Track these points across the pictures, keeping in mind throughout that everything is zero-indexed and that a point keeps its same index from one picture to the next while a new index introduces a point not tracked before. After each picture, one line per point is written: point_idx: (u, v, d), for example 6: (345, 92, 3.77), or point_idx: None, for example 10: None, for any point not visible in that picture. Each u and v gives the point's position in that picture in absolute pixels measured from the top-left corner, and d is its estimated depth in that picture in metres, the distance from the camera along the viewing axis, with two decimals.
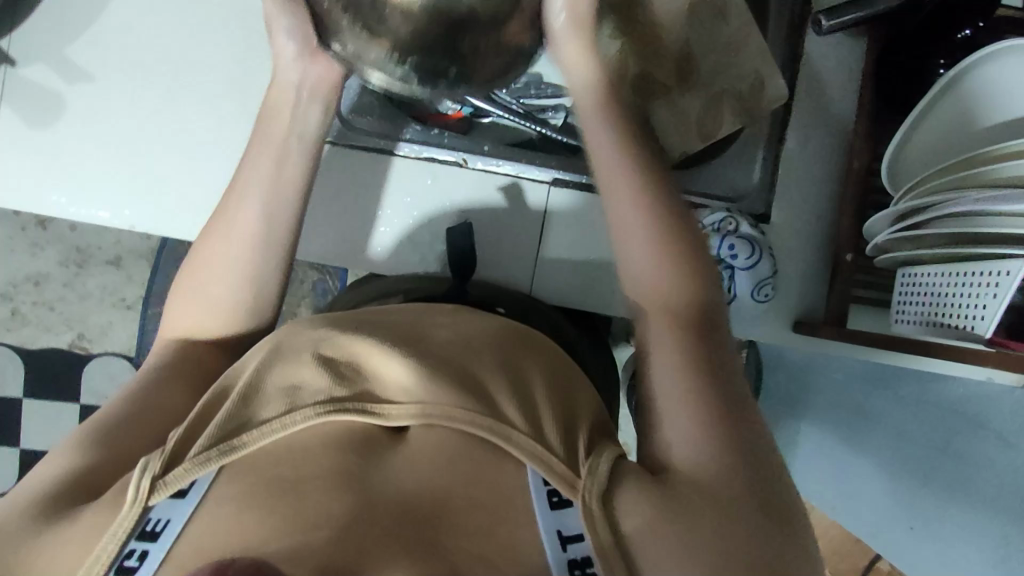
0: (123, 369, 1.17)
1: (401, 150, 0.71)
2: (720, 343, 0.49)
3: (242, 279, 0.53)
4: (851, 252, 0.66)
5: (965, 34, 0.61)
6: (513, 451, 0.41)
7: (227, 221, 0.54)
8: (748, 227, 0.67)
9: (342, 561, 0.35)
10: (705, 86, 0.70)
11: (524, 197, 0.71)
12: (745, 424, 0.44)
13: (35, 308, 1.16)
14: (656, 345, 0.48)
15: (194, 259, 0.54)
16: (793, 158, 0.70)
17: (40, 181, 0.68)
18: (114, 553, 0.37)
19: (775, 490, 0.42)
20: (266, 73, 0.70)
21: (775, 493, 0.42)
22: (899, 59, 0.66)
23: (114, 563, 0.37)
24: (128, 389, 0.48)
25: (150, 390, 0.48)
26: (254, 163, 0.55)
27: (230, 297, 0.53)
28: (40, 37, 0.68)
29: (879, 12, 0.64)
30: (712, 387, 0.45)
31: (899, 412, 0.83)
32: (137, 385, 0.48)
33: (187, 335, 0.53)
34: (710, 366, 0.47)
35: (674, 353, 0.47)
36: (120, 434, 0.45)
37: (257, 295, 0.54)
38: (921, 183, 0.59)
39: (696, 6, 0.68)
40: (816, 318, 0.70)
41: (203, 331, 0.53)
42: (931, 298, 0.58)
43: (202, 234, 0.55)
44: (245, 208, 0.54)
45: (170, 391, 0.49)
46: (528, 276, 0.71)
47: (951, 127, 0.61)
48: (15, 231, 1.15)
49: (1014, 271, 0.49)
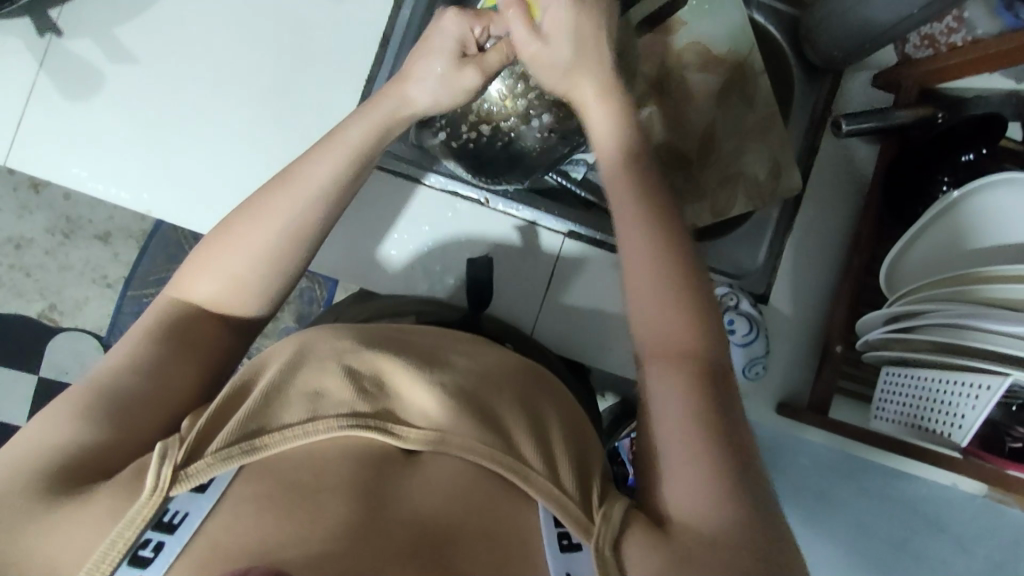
0: (90, 347, 1.14)
1: (429, 179, 0.72)
2: (729, 398, 0.47)
3: (270, 275, 0.52)
4: (842, 344, 0.69)
5: (967, 158, 0.67)
6: (529, 491, 0.42)
7: (258, 218, 0.52)
8: (748, 305, 0.69)
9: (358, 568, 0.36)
10: (725, 165, 0.74)
11: (537, 240, 0.73)
12: (753, 471, 0.44)
13: (10, 272, 1.14)
14: (665, 405, 0.46)
15: (218, 242, 0.52)
16: (799, 246, 0.74)
17: (66, 151, 0.68)
18: (128, 542, 0.37)
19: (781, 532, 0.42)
20: (308, 85, 0.71)
21: (781, 534, 0.42)
22: (909, 170, 0.69)
23: (129, 552, 0.37)
24: (132, 360, 0.47)
25: (159, 368, 0.47)
26: (316, 161, 0.54)
27: (257, 286, 0.52)
28: (93, 13, 0.69)
29: (893, 124, 0.70)
30: (724, 437, 0.44)
31: (864, 503, 0.86)
32: (142, 359, 0.47)
33: (212, 307, 0.52)
34: (719, 415, 0.45)
35: (677, 402, 0.46)
36: (124, 417, 0.44)
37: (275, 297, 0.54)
38: (913, 293, 0.62)
39: (727, 91, 0.74)
40: (800, 401, 0.73)
41: (228, 304, 0.52)
42: (911, 402, 0.61)
43: (226, 221, 0.53)
44: (280, 207, 0.52)
45: (180, 362, 0.49)
46: (532, 318, 0.73)
47: (946, 244, 0.64)
48: (7, 191, 1.13)
49: (993, 388, 0.51)
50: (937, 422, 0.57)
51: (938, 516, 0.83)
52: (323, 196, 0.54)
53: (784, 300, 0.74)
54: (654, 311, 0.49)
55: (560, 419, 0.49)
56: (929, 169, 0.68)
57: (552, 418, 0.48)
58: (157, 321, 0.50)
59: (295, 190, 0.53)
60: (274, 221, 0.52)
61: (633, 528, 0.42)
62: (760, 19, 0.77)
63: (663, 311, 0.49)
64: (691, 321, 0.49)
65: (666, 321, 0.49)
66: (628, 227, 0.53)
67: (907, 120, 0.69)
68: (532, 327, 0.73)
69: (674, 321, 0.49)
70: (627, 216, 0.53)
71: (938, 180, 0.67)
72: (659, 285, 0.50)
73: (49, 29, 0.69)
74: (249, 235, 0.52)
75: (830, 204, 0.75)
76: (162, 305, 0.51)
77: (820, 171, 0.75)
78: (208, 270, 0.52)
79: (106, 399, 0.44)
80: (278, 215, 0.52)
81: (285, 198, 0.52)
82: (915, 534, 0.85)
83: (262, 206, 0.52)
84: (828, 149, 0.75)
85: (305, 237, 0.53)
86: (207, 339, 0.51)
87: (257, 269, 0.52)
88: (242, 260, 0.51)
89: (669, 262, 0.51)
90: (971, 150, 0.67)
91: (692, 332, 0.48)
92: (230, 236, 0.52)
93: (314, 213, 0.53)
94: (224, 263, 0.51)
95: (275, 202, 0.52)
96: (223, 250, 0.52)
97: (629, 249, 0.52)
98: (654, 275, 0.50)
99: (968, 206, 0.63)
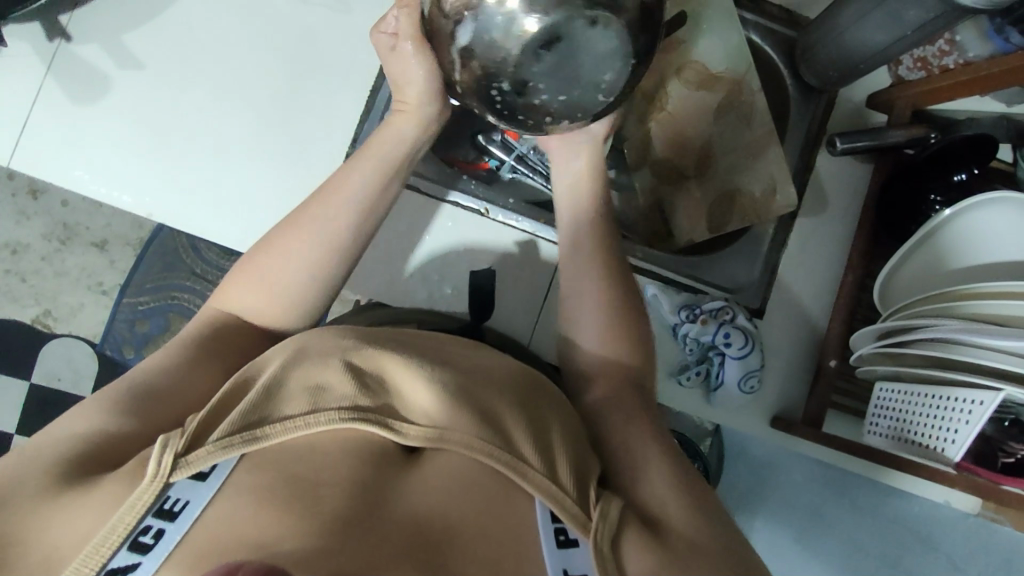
0: (84, 354, 1.13)
1: (453, 198, 0.73)
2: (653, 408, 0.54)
3: (311, 283, 0.54)
4: (836, 359, 0.70)
5: (960, 177, 0.68)
6: (528, 488, 0.42)
7: (300, 225, 0.54)
8: (744, 320, 0.70)
9: (356, 565, 0.36)
10: (720, 181, 0.76)
11: (537, 254, 0.73)
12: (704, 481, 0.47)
13: (7, 278, 1.14)
14: (597, 418, 0.53)
15: (262, 252, 0.54)
16: (792, 260, 0.75)
17: (71, 155, 0.69)
18: (129, 527, 0.37)
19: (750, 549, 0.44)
20: (313, 93, 0.72)
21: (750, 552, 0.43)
22: (905, 187, 0.71)
23: (129, 537, 0.37)
24: (157, 359, 0.48)
25: (174, 364, 0.48)
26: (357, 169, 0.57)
27: (298, 291, 0.54)
28: (100, 20, 0.70)
29: (887, 142, 0.71)
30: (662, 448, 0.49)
31: (855, 521, 0.86)
32: (163, 357, 0.48)
33: (257, 318, 0.54)
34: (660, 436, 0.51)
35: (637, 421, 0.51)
36: (137, 408, 0.44)
37: (314, 300, 0.55)
38: (905, 308, 0.63)
39: (725, 106, 0.75)
40: (795, 415, 0.73)
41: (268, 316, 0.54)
42: (904, 415, 0.61)
43: (270, 233, 0.55)
44: (319, 211, 0.54)
45: (202, 367, 0.49)
46: (529, 328, 0.73)
47: (938, 263, 0.65)
48: (6, 196, 1.13)
49: (987, 402, 0.51)
50: (927, 435, 0.57)
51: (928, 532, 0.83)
52: (359, 199, 0.56)
53: (781, 313, 0.74)
54: (593, 339, 0.57)
55: (561, 420, 0.49)
56: (921, 188, 0.69)
57: (551, 419, 0.48)
58: (200, 329, 0.52)
59: (334, 201, 0.55)
60: (313, 230, 0.54)
61: (628, 531, 0.41)
62: (756, 39, 0.79)
63: (597, 343, 0.57)
64: (620, 352, 0.56)
65: (603, 349, 0.57)
66: (575, 260, 0.61)
67: (901, 140, 0.71)
68: (530, 337, 0.73)
69: (611, 354, 0.56)
70: (577, 253, 0.61)
71: (930, 199, 0.69)
72: (602, 320, 0.57)
73: (58, 34, 0.70)
74: (295, 244, 0.53)
75: (827, 221, 0.76)
76: (206, 318, 0.53)
77: (816, 185, 0.76)
78: (254, 282, 0.53)
79: (123, 390, 0.45)
80: (317, 218, 0.54)
81: (321, 212, 0.55)
82: (909, 551, 0.85)
83: (304, 215, 0.54)
84: (824, 165, 0.76)
85: (343, 244, 0.55)
86: (236, 335, 0.52)
87: (303, 278, 0.53)
88: (285, 268, 0.53)
89: (611, 303, 0.58)
90: (964, 170, 0.68)
91: (621, 359, 0.56)
92: (275, 244, 0.54)
93: (347, 219, 0.55)
94: (267, 273, 0.53)
95: (314, 210, 0.55)
96: (269, 261, 0.53)
97: (575, 282, 0.60)
98: (597, 306, 0.58)
99: (964, 223, 0.64)
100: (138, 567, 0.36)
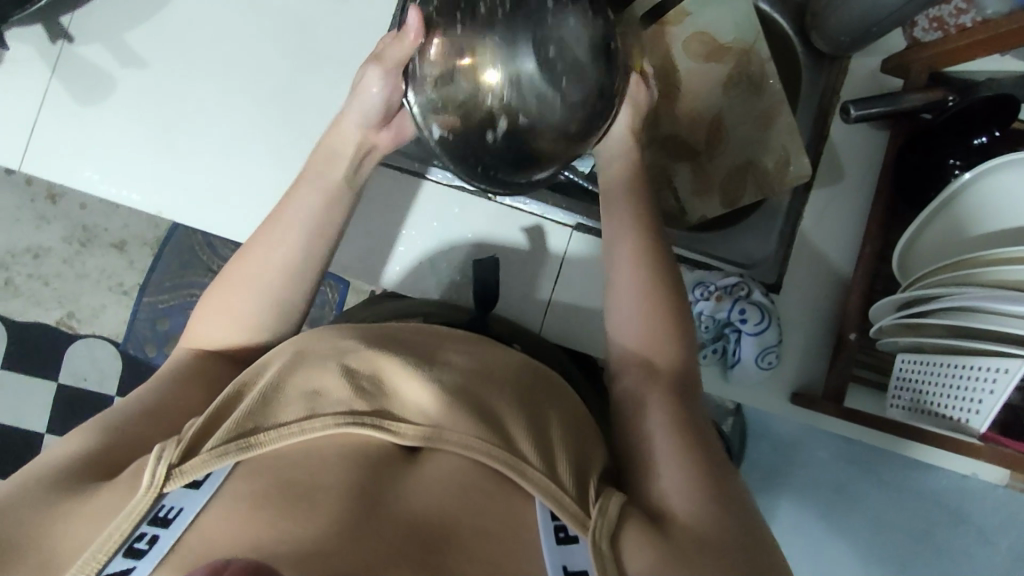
0: (107, 353, 1.15)
1: (433, 175, 0.72)
2: (695, 409, 0.51)
3: (271, 306, 0.55)
4: (855, 332, 0.69)
5: (981, 140, 0.65)
6: (525, 485, 0.41)
7: (261, 251, 0.55)
8: (760, 295, 0.69)
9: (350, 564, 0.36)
10: (736, 153, 0.74)
11: (546, 239, 0.73)
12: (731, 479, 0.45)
13: (29, 281, 1.15)
14: (646, 413, 0.50)
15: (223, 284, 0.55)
16: (808, 235, 0.73)
17: (79, 156, 0.70)
18: (125, 534, 0.37)
19: (761, 540, 0.42)
20: (315, 82, 0.72)
21: (763, 547, 0.42)
22: (923, 155, 0.68)
23: (124, 544, 0.37)
24: (140, 392, 0.49)
25: (168, 402, 0.49)
26: (310, 192, 0.57)
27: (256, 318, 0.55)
28: (101, 20, 0.71)
29: (903, 108, 0.69)
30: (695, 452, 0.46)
31: (881, 496, 0.85)
32: (148, 389, 0.50)
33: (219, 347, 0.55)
34: (700, 436, 0.48)
35: (659, 409, 0.49)
36: (129, 436, 0.46)
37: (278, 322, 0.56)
38: (929, 276, 0.60)
39: (732, 81, 0.74)
40: (814, 391, 0.72)
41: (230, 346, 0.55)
42: (927, 392, 0.60)
43: (233, 260, 0.56)
44: (277, 237, 0.56)
45: (188, 391, 0.50)
46: (539, 315, 0.73)
47: (957, 227, 0.63)
48: (25, 200, 1.15)
49: (1011, 370, 0.49)
50: (952, 409, 0.56)
51: (955, 504, 0.80)
52: (321, 212, 0.57)
53: (797, 289, 0.73)
54: (632, 321, 0.54)
55: (561, 418, 0.48)
56: (937, 153, 0.67)
57: (552, 418, 0.47)
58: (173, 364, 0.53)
59: (287, 224, 0.56)
60: (267, 257, 0.55)
61: (629, 524, 0.41)
62: (765, 7, 0.77)
63: (638, 324, 0.54)
64: (668, 338, 0.53)
65: (646, 332, 0.53)
66: (620, 233, 0.58)
67: (917, 103, 0.69)
68: (541, 323, 0.73)
69: (657, 340, 0.53)
70: (626, 232, 0.58)
71: (948, 165, 0.67)
72: (648, 307, 0.54)
73: (61, 36, 0.70)
74: (248, 274, 0.55)
75: (842, 192, 0.74)
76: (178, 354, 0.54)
77: (830, 155, 0.74)
78: (215, 316, 0.55)
79: (108, 416, 0.46)
80: (274, 243, 0.55)
81: (272, 233, 0.56)
82: (937, 527, 0.82)
83: (262, 238, 0.56)
84: (838, 135, 0.74)
85: (297, 266, 0.56)
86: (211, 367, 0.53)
87: (250, 299, 0.54)
88: (241, 297, 0.55)
89: (661, 289, 0.55)
90: (984, 132, 0.65)
91: (669, 348, 0.53)
92: (234, 275, 0.55)
93: (293, 237, 0.56)
94: (227, 304, 0.55)
95: (269, 234, 0.56)
96: (228, 293, 0.55)
97: (621, 254, 0.57)
98: (641, 286, 0.55)
99: (986, 184, 0.61)
100: (133, 571, 0.36)
